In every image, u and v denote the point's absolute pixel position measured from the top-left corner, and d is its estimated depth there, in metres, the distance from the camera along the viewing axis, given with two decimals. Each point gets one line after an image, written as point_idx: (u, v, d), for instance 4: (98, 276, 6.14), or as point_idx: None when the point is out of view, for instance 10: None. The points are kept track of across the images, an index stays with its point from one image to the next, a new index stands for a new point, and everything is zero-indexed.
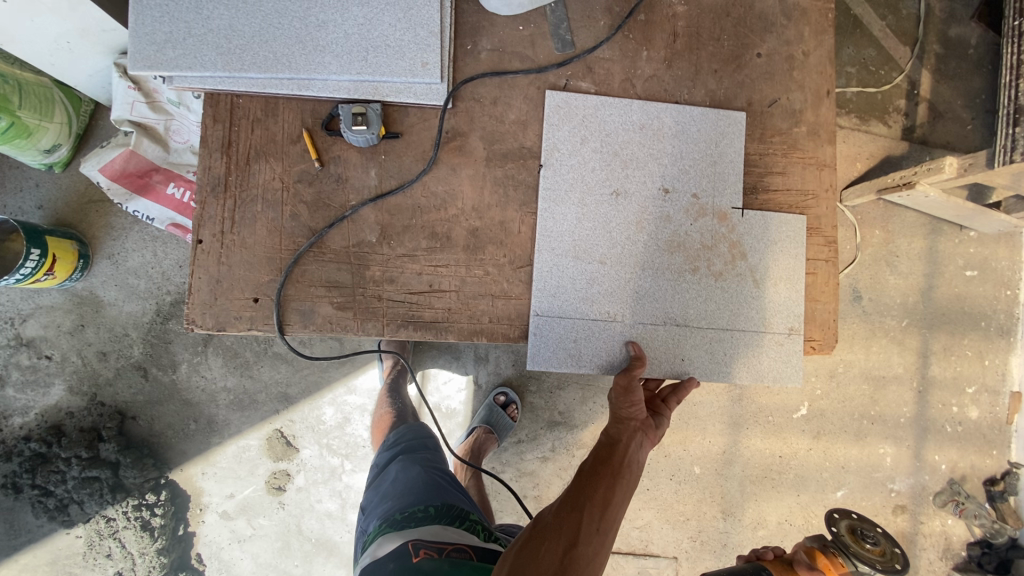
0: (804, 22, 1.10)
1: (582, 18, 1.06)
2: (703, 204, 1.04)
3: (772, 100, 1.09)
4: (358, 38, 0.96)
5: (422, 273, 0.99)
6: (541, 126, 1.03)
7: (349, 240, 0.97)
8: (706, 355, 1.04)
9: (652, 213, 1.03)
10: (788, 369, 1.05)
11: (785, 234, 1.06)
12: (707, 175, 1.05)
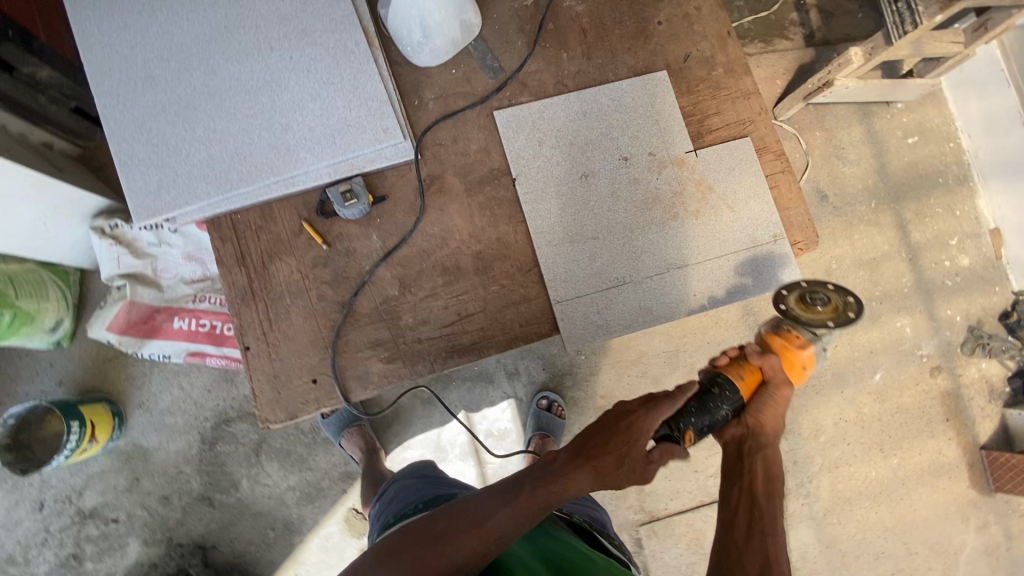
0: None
1: (502, 45, 1.19)
2: (661, 159, 1.17)
3: (685, 55, 1.22)
4: (322, 128, 1.07)
5: (447, 306, 1.09)
6: (502, 146, 1.15)
7: (377, 298, 1.07)
8: (713, 284, 1.15)
9: (621, 182, 1.15)
10: (785, 270, 1.17)
11: (737, 159, 1.19)
12: (655, 135, 1.17)
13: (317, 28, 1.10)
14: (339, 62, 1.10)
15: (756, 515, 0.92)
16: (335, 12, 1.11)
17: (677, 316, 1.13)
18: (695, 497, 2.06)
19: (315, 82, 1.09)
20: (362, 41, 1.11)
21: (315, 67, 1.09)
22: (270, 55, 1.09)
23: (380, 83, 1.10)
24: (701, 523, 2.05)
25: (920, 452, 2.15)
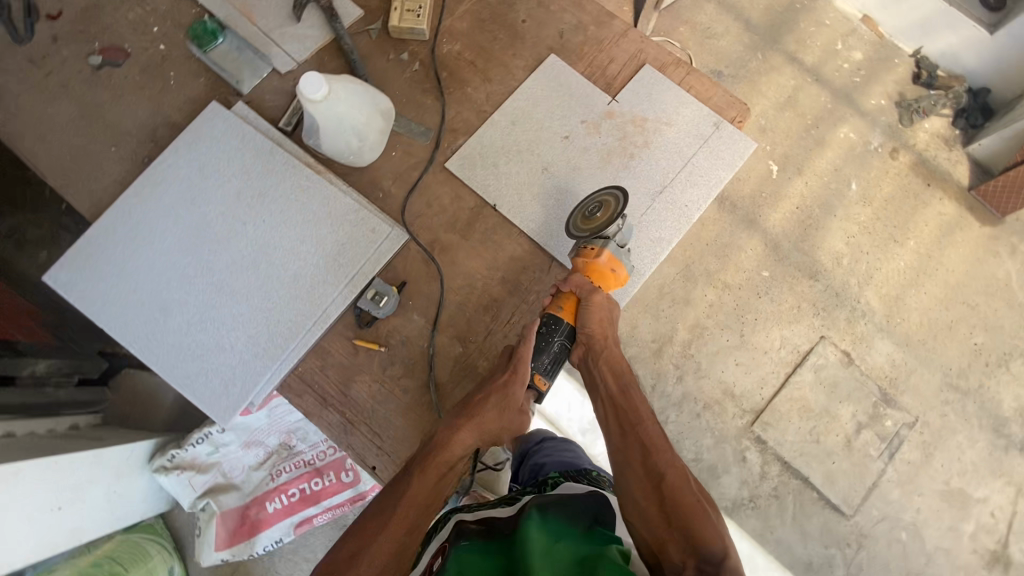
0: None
1: (418, 111, 1.33)
2: (592, 121, 1.31)
3: (558, 33, 1.38)
4: (323, 258, 1.19)
5: (507, 334, 1.20)
6: (468, 186, 1.28)
7: (450, 361, 1.18)
8: (693, 186, 1.28)
9: (575, 156, 1.29)
10: (741, 143, 1.30)
11: (648, 84, 1.34)
12: (576, 106, 1.32)
13: (270, 188, 1.22)
14: (303, 200, 1.22)
15: (633, 418, 1.15)
16: (275, 165, 1.24)
17: (684, 227, 1.26)
18: (780, 370, 2.30)
19: (293, 226, 1.20)
20: (311, 173, 1.23)
21: (286, 215, 1.21)
22: (245, 228, 1.20)
23: (345, 196, 1.22)
24: (797, 384, 2.30)
25: (925, 222, 2.38)
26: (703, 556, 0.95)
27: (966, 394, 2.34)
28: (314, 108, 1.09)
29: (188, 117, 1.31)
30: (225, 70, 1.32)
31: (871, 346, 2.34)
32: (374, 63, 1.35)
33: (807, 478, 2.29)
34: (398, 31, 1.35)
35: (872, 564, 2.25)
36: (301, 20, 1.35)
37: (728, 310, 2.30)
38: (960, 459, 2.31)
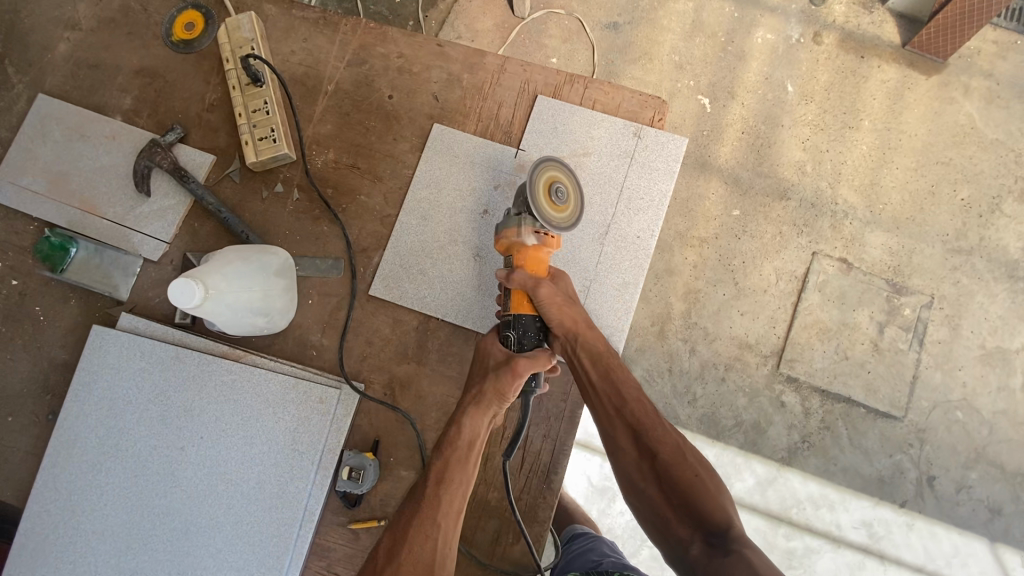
0: (371, 48, 1.24)
1: (315, 242, 1.16)
2: (505, 182, 1.17)
3: (433, 96, 1.22)
4: (282, 452, 1.05)
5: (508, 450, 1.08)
6: (401, 307, 1.13)
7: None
8: (638, 210, 1.15)
9: None
10: (671, 144, 1.17)
11: (548, 117, 1.19)
12: (483, 172, 1.17)
13: (194, 398, 1.08)
14: (235, 397, 1.07)
15: (619, 396, 1.02)
16: (190, 370, 1.09)
17: (645, 259, 1.13)
18: (785, 303, 2.13)
19: (237, 430, 1.06)
20: (232, 364, 1.08)
21: (225, 421, 1.07)
22: (187, 453, 1.06)
23: (278, 374, 1.08)
24: (807, 309, 2.14)
25: (873, 96, 2.22)
26: (716, 531, 0.86)
27: (972, 251, 2.16)
28: (201, 311, 0.94)
29: (78, 349, 1.15)
30: (90, 284, 1.15)
31: (865, 242, 2.16)
32: (249, 209, 1.18)
33: (849, 397, 2.10)
34: (259, 164, 1.17)
35: (938, 453, 2.08)
36: (152, 193, 1.18)
37: (713, 264, 2.15)
38: (988, 317, 2.14)
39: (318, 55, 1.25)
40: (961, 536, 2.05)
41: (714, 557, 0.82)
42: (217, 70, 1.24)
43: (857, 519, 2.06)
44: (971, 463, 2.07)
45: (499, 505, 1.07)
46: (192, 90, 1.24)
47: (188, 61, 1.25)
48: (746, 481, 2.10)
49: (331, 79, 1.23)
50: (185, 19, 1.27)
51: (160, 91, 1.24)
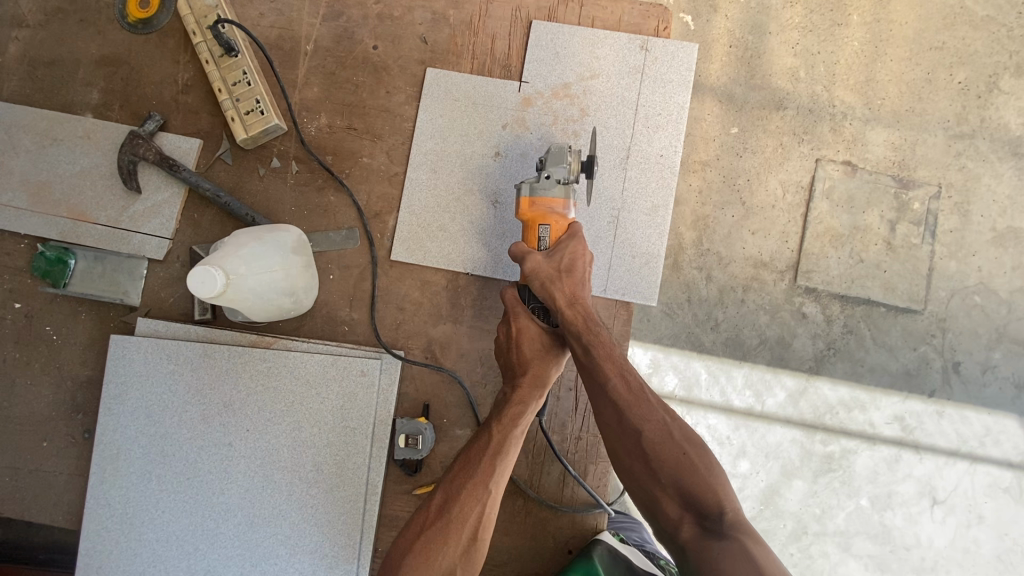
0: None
1: (324, 214, 1.10)
2: (513, 119, 1.10)
3: (420, 39, 1.13)
4: (332, 432, 1.02)
5: (560, 393, 1.11)
6: (428, 266, 1.08)
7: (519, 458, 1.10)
8: (657, 129, 1.10)
9: (518, 169, 1.09)
10: (680, 52, 1.10)
11: (547, 42, 1.11)
12: (488, 112, 1.10)
13: (231, 393, 1.04)
14: (274, 384, 1.04)
15: (600, 374, 0.96)
16: (222, 365, 1.04)
17: (671, 177, 1.09)
18: (795, 215, 1.90)
19: (283, 417, 1.03)
20: (264, 351, 1.04)
21: (268, 411, 1.03)
22: (236, 447, 1.03)
23: (313, 354, 1.04)
24: (816, 220, 1.90)
25: None
26: (707, 513, 0.85)
27: (976, 134, 1.93)
28: (224, 298, 0.89)
29: (100, 363, 1.10)
30: (103, 292, 1.09)
31: (868, 142, 1.91)
32: (248, 190, 1.11)
33: (869, 298, 1.91)
34: (248, 141, 1.09)
35: (962, 339, 1.94)
36: (142, 188, 1.11)
37: (718, 187, 1.92)
38: (998, 199, 1.93)
39: (291, 14, 1.15)
40: (992, 417, 1.96)
41: (710, 544, 0.82)
42: (184, 48, 1.15)
43: (889, 415, 1.95)
44: (993, 343, 1.94)
45: (561, 449, 1.10)
46: (163, 72, 1.14)
47: (152, 41, 1.15)
48: (777, 396, 1.96)
49: (309, 38, 1.14)
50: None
51: (128, 78, 1.15)
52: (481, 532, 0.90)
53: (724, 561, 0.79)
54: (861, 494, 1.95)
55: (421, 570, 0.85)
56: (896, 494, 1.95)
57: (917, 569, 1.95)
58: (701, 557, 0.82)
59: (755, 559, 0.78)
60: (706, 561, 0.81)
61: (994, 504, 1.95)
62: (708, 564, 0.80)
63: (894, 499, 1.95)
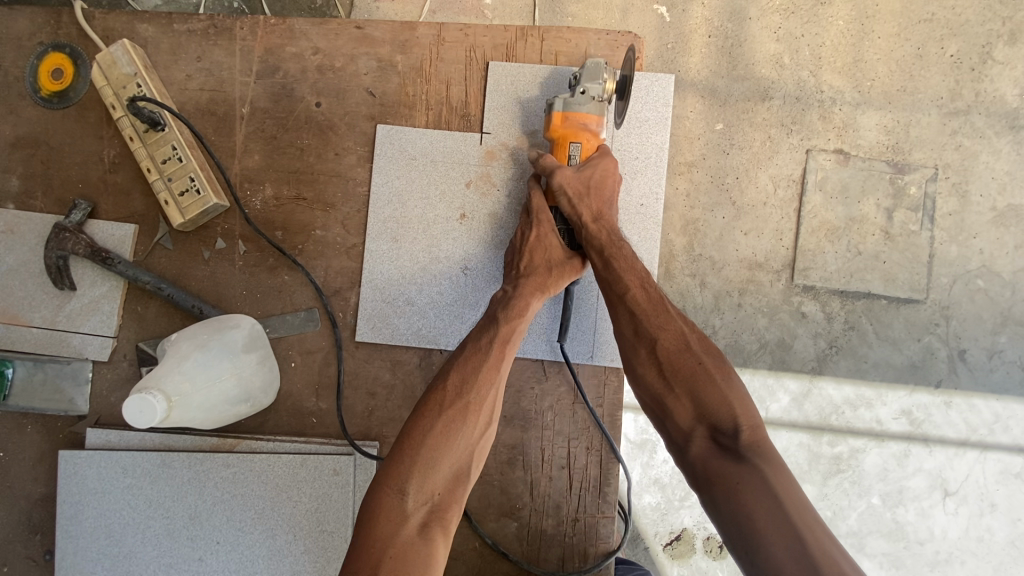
0: (281, 46, 1.03)
1: (279, 298, 1.01)
2: (480, 175, 1.02)
3: (366, 93, 1.03)
4: (310, 536, 0.96)
5: (552, 473, 1.04)
6: (399, 346, 1.00)
7: (515, 539, 1.03)
8: (636, 174, 1.08)
9: (489, 230, 1.01)
10: (654, 96, 1.08)
11: (507, 86, 1.02)
12: (451, 170, 1.02)
13: (199, 502, 0.97)
14: (243, 490, 0.96)
15: (620, 284, 0.97)
16: (184, 473, 0.97)
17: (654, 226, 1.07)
18: (788, 212, 1.58)
19: (255, 525, 0.96)
20: (227, 456, 0.97)
21: (239, 520, 0.96)
22: (208, 561, 0.96)
23: (280, 455, 0.97)
24: (810, 215, 1.58)
25: None
26: (721, 427, 0.89)
27: (972, 110, 1.61)
28: (168, 423, 0.82)
29: (53, 479, 1.02)
30: (44, 407, 1.00)
31: (859, 127, 1.60)
32: (194, 276, 1.02)
33: (869, 293, 1.60)
34: (186, 224, 0.99)
35: (968, 325, 1.62)
36: (77, 285, 1.01)
37: (708, 190, 1.58)
38: (996, 177, 1.62)
39: (223, 72, 1.03)
40: (1001, 402, 1.63)
41: (723, 454, 0.87)
42: (107, 121, 1.04)
43: (896, 410, 1.63)
44: (999, 327, 1.63)
45: (558, 531, 1.03)
46: (84, 151, 1.03)
47: (72, 115, 1.04)
48: (778, 403, 1.64)
49: (244, 99, 1.03)
50: (52, 64, 1.04)
51: (50, 159, 1.04)
52: (494, 415, 0.92)
53: (736, 471, 0.84)
54: (873, 492, 1.64)
55: (442, 456, 0.87)
56: (907, 489, 1.63)
57: (931, 565, 1.63)
58: (712, 467, 0.86)
59: (767, 475, 0.82)
60: (717, 470, 0.86)
61: (1008, 492, 1.63)
62: (720, 472, 0.85)
63: (906, 494, 1.63)
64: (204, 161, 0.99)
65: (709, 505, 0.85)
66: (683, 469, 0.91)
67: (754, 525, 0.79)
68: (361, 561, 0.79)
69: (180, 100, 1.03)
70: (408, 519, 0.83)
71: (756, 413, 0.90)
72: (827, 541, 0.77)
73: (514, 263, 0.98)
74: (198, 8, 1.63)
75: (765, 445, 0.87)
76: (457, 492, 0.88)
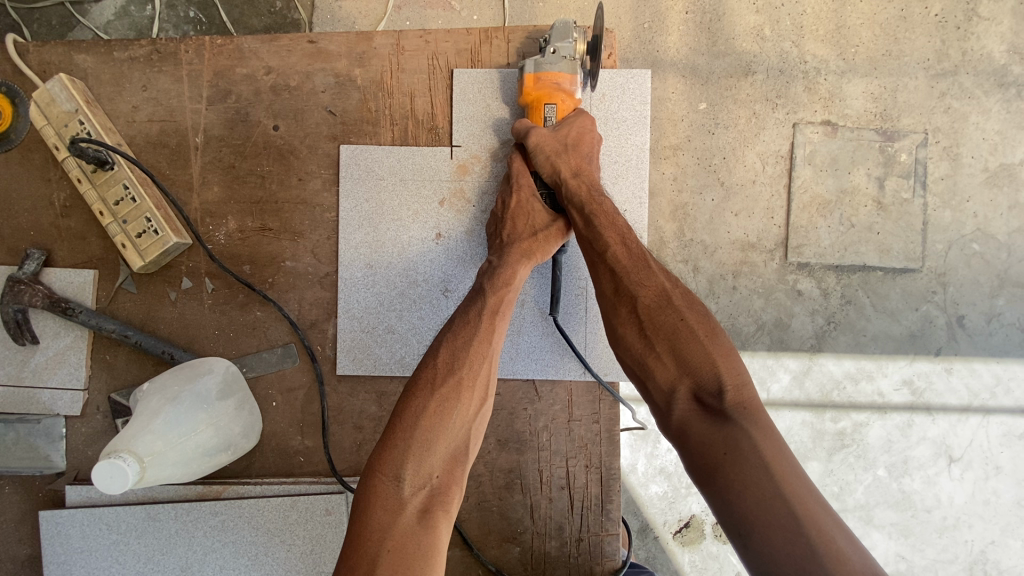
0: (246, 100, 1.13)
1: (257, 330, 1.11)
2: (446, 193, 1.11)
3: (320, 129, 1.12)
4: (300, 569, 1.06)
5: (551, 494, 1.12)
6: (375, 366, 1.09)
7: (519, 564, 1.11)
8: (618, 178, 1.15)
9: (454, 247, 1.11)
10: (609, 113, 1.15)
11: (470, 108, 1.12)
12: (416, 190, 1.11)
13: (190, 549, 1.06)
14: (232, 537, 1.06)
15: (600, 242, 0.99)
16: (172, 524, 1.06)
17: (640, 230, 1.14)
18: (777, 189, 1.51)
19: (249, 570, 1.06)
20: (214, 504, 1.06)
21: (230, 562, 1.06)
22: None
23: (269, 500, 1.06)
24: (800, 190, 1.51)
25: None
26: (705, 387, 0.86)
27: (959, 71, 1.53)
28: (144, 482, 0.91)
29: (36, 538, 1.10)
30: (21, 467, 1.07)
31: (846, 96, 1.52)
32: (162, 318, 1.11)
33: (864, 265, 1.53)
34: (148, 265, 1.07)
35: (965, 291, 1.56)
36: (39, 337, 1.10)
37: (695, 173, 1.52)
38: (986, 137, 1.53)
39: (171, 101, 1.13)
40: (1001, 364, 1.57)
41: (707, 416, 0.84)
42: (53, 163, 1.12)
43: (897, 380, 1.57)
44: (996, 290, 1.56)
45: (562, 552, 1.11)
46: (35, 198, 1.12)
47: (35, 175, 1.12)
48: (778, 383, 1.58)
49: (196, 128, 1.13)
50: (29, 141, 1.12)
51: (26, 223, 1.12)
52: (488, 391, 0.93)
53: (722, 435, 0.81)
54: (878, 465, 1.58)
55: (437, 435, 0.87)
56: (912, 459, 1.58)
57: (939, 531, 1.58)
58: (695, 430, 0.84)
59: (753, 437, 0.80)
60: (701, 432, 0.83)
61: (1013, 454, 1.57)
62: (705, 436, 0.82)
63: (910, 464, 1.58)
64: (160, 200, 1.07)
65: (693, 471, 0.83)
66: (666, 433, 0.89)
67: (740, 494, 0.77)
68: (359, 551, 0.79)
69: (150, 156, 1.12)
70: (404, 506, 0.82)
71: (741, 370, 0.87)
72: (816, 508, 0.75)
73: (501, 231, 1.05)
74: (152, 22, 1.57)
75: (751, 405, 0.84)
76: (455, 473, 0.87)
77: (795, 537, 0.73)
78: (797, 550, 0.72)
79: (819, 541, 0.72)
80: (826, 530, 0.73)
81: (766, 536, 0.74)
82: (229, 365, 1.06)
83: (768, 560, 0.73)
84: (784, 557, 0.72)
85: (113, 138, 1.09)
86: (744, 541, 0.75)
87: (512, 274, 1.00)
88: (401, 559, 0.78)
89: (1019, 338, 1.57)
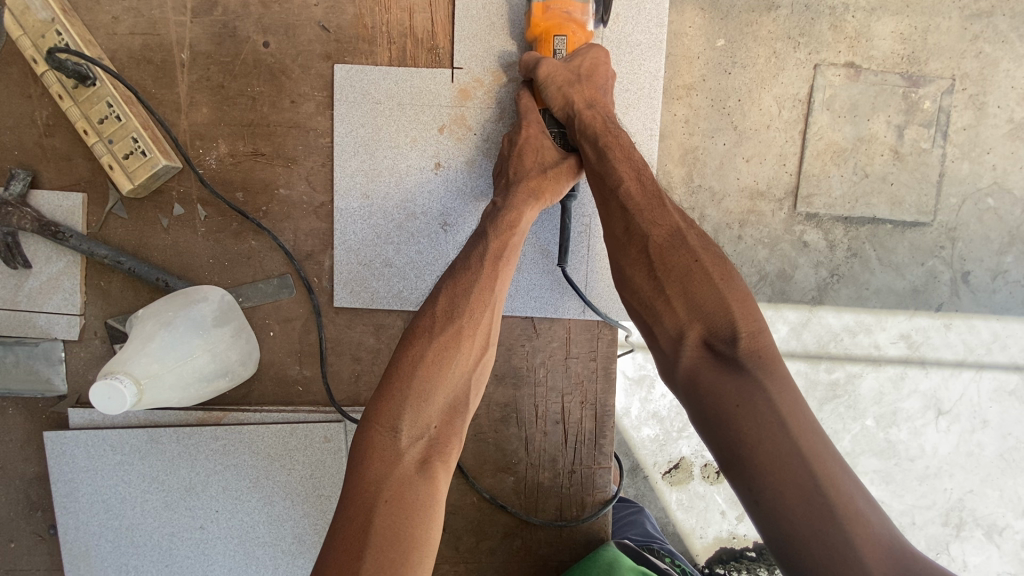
0: (233, 14, 1.06)
1: (252, 260, 1.09)
2: (449, 121, 1.07)
3: (312, 48, 1.06)
4: (299, 490, 1.10)
5: (546, 428, 1.14)
6: (375, 302, 1.09)
7: (513, 493, 1.15)
8: (629, 108, 1.12)
9: (456, 178, 1.07)
10: (623, 39, 1.10)
11: (474, 24, 1.06)
12: (419, 115, 1.06)
13: (192, 472, 1.09)
14: (233, 461, 1.09)
15: (613, 177, 0.96)
16: (174, 448, 1.09)
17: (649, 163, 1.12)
18: (792, 135, 1.44)
19: (251, 491, 1.10)
20: (215, 429, 1.09)
21: (232, 484, 1.10)
22: (208, 529, 1.10)
23: (269, 426, 1.09)
24: (815, 137, 1.44)
25: None
26: (717, 333, 0.85)
27: (995, 12, 1.43)
28: (141, 404, 0.92)
29: (41, 457, 1.13)
30: (23, 389, 1.09)
31: (874, 36, 1.41)
32: (155, 245, 1.09)
33: (874, 217, 1.49)
34: (138, 189, 1.04)
35: (974, 247, 1.52)
36: (31, 261, 1.08)
37: (708, 115, 1.43)
38: (1016, 86, 1.45)
39: (153, 13, 1.06)
40: (1001, 322, 1.57)
41: (718, 364, 0.83)
42: (34, 79, 1.07)
43: (895, 334, 1.57)
44: (1006, 246, 1.52)
45: (554, 483, 1.15)
46: (16, 114, 1.07)
47: (15, 92, 1.07)
48: (775, 333, 1.58)
49: (182, 44, 1.06)
50: (6, 53, 1.06)
51: (9, 143, 1.08)
52: (489, 339, 0.92)
53: (733, 387, 0.80)
54: (868, 415, 1.61)
55: (436, 384, 0.86)
56: (902, 410, 1.60)
57: (920, 479, 1.62)
58: (705, 379, 0.83)
59: (768, 391, 0.79)
60: (711, 383, 0.82)
61: (1001, 409, 1.60)
62: (716, 385, 0.82)
63: (899, 415, 1.60)
64: (146, 120, 1.03)
65: (700, 421, 0.83)
66: (673, 381, 0.88)
67: (753, 448, 0.77)
68: (359, 497, 0.80)
69: (134, 73, 1.07)
70: (403, 456, 0.83)
71: (756, 317, 0.85)
72: (834, 467, 0.76)
73: (507, 169, 1.01)
74: None
75: (766, 353, 0.82)
76: (454, 422, 0.88)
77: (812, 497, 0.74)
78: (815, 512, 0.73)
79: (838, 503, 0.74)
80: (844, 490, 0.75)
81: (779, 495, 0.75)
82: (225, 293, 1.06)
83: (779, 517, 0.75)
84: (798, 515, 0.74)
85: (93, 52, 1.03)
86: (755, 497, 0.76)
87: (516, 214, 0.96)
88: (401, 506, 0.80)
89: (1022, 296, 1.55)
